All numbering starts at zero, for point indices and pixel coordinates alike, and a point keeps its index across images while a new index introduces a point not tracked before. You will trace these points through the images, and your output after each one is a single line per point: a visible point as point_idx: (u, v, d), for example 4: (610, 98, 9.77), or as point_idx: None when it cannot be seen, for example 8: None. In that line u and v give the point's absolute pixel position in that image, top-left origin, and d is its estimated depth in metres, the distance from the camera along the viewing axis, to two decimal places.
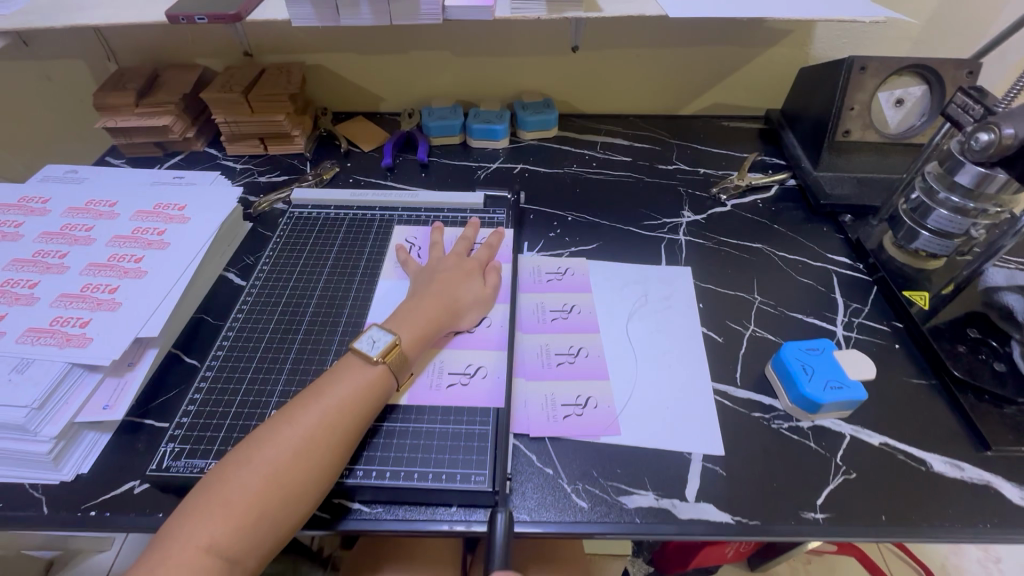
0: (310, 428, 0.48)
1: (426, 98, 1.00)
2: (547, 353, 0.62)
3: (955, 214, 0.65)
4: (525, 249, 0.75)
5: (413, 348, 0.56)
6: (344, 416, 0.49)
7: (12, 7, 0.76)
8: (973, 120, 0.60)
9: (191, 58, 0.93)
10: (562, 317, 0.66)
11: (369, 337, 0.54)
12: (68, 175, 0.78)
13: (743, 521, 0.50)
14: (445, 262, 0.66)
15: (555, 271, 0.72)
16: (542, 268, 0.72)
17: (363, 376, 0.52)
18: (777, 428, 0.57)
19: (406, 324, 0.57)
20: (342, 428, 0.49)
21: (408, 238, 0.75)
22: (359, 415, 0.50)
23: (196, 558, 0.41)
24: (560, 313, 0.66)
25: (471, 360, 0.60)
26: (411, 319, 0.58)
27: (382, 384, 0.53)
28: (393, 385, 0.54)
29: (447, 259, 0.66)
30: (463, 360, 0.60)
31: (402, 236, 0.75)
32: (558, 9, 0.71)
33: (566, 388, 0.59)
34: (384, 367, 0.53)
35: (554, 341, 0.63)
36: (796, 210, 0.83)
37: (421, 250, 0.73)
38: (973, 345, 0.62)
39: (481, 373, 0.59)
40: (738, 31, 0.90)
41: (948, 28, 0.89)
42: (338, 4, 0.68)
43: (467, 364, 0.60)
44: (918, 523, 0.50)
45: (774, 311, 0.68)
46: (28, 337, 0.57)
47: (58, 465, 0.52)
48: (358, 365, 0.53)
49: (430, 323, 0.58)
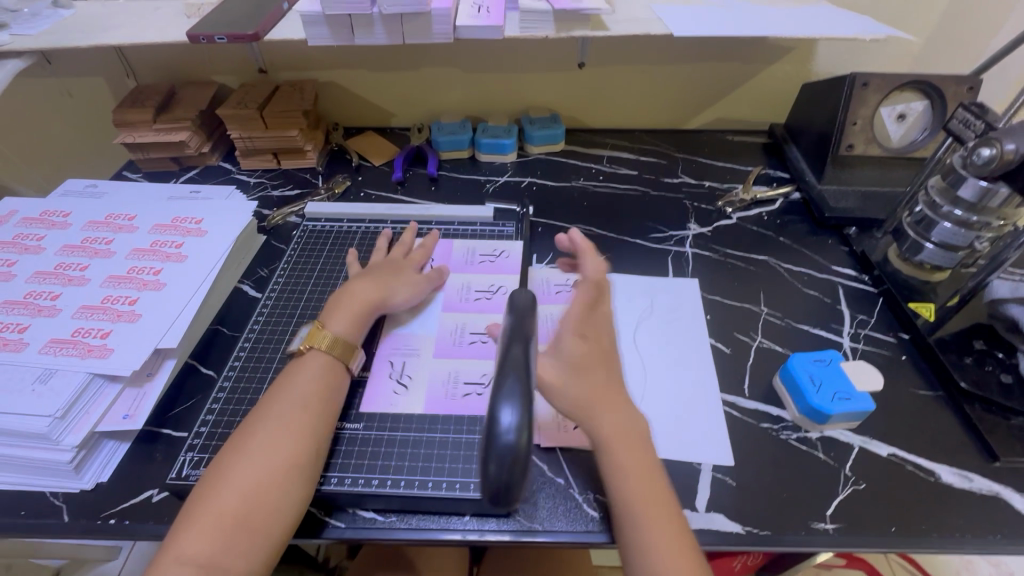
0: (272, 431, 0.49)
1: (436, 113, 1.02)
2: None
3: (959, 228, 0.66)
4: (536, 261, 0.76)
5: (350, 334, 0.59)
6: (305, 416, 0.51)
7: (38, 28, 0.78)
8: (974, 135, 0.61)
9: (208, 75, 0.96)
10: None
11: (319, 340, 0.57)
12: (88, 189, 0.80)
13: (753, 531, 0.50)
14: (387, 258, 0.69)
15: (563, 284, 0.72)
16: (552, 280, 0.73)
17: (314, 376, 0.54)
18: (785, 438, 0.57)
19: (341, 313, 0.60)
20: (305, 428, 0.50)
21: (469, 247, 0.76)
22: (320, 413, 0.52)
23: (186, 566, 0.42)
24: None
25: (483, 371, 0.61)
26: (340, 308, 0.61)
27: (330, 377, 0.55)
28: (343, 371, 0.56)
29: (392, 257, 0.70)
30: (478, 370, 0.61)
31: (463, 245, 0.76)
32: (566, 29, 0.73)
33: None
34: (326, 359, 0.56)
35: None
36: (801, 222, 0.84)
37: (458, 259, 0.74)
38: (979, 356, 0.63)
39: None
40: (742, 48, 0.92)
41: (949, 45, 0.91)
42: (353, 24, 0.70)
43: (483, 375, 0.60)
44: (929, 534, 0.50)
45: (781, 322, 0.69)
46: (51, 348, 0.58)
47: (79, 473, 0.53)
48: (304, 364, 0.55)
49: (361, 309, 0.61)
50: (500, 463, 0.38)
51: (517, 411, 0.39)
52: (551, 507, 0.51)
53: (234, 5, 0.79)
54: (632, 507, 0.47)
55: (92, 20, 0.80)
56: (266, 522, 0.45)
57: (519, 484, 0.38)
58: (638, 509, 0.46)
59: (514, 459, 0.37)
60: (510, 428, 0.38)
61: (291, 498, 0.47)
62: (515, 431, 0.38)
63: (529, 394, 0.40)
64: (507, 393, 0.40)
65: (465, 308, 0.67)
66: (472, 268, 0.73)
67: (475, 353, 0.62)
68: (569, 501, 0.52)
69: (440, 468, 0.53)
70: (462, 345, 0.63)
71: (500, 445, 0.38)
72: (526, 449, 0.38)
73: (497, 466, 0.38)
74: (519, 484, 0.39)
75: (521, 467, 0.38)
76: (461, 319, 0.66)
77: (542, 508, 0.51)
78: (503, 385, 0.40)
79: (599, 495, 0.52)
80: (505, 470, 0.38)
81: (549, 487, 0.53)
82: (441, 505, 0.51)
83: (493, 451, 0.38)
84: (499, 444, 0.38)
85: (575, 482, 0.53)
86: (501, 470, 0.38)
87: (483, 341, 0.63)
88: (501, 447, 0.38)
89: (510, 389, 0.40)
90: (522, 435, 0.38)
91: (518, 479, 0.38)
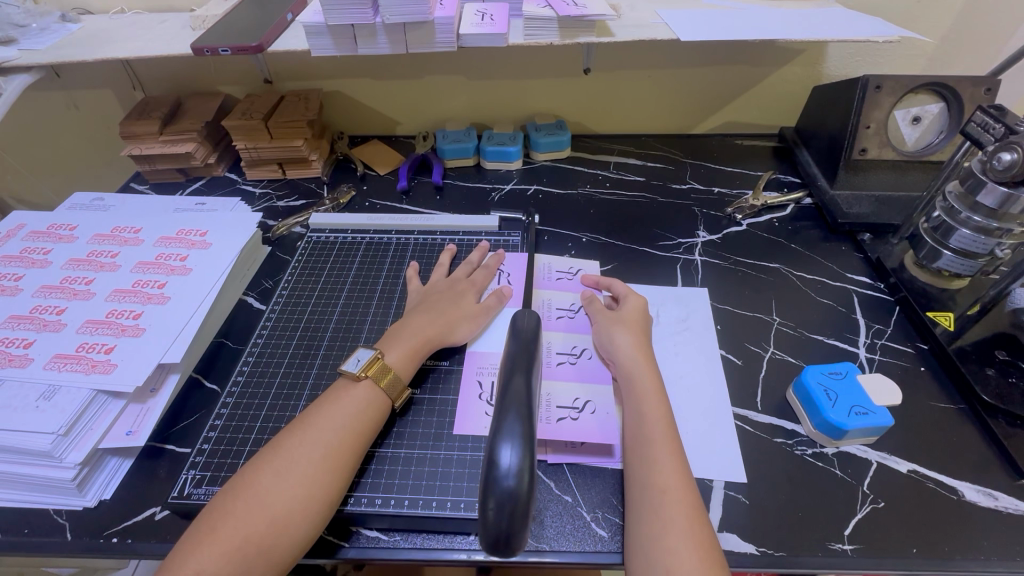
0: (298, 449, 0.48)
1: (441, 121, 1.02)
2: (548, 352, 0.63)
3: (978, 234, 0.64)
4: (541, 250, 0.78)
5: (403, 364, 0.57)
6: (335, 436, 0.50)
7: (45, 43, 0.79)
8: (994, 139, 0.59)
9: (213, 86, 0.96)
10: (568, 315, 0.68)
11: (355, 358, 0.56)
12: (95, 202, 0.80)
13: (768, 552, 0.48)
14: (441, 284, 0.68)
15: (563, 270, 0.75)
16: (554, 266, 0.75)
17: (352, 396, 0.53)
18: (800, 454, 0.56)
19: (397, 344, 0.58)
20: (333, 449, 0.49)
21: (562, 267, 0.75)
22: (351, 435, 0.50)
23: None
24: (566, 312, 0.68)
25: (578, 394, 0.59)
26: (399, 338, 0.59)
27: (373, 402, 0.53)
28: (387, 400, 0.55)
29: (442, 282, 0.68)
30: (569, 393, 0.59)
31: (555, 264, 0.76)
32: (571, 35, 0.72)
33: (564, 390, 0.59)
34: (370, 383, 0.54)
35: (557, 341, 0.65)
36: (814, 229, 0.82)
37: (511, 277, 0.72)
38: (1002, 368, 0.60)
39: (590, 408, 0.57)
40: (750, 52, 0.90)
41: (964, 46, 0.89)
42: (356, 34, 0.69)
43: (575, 398, 0.58)
44: (951, 556, 0.48)
45: (794, 333, 0.67)
46: (55, 364, 0.58)
47: (82, 490, 0.52)
48: (346, 386, 0.54)
49: (418, 341, 0.59)
50: (500, 509, 0.38)
51: (517, 452, 0.40)
52: (558, 527, 0.50)
53: (237, 17, 0.79)
54: (653, 504, 0.46)
55: (98, 34, 0.81)
56: (279, 544, 0.44)
57: (520, 530, 0.39)
58: (656, 510, 0.46)
59: (516, 504, 0.38)
60: (510, 471, 0.39)
61: (308, 520, 0.45)
62: (515, 474, 0.39)
63: (528, 437, 0.41)
64: (507, 431, 0.41)
65: (551, 327, 0.66)
66: (553, 287, 0.72)
67: (565, 375, 0.61)
68: (577, 520, 0.50)
69: (445, 486, 0.52)
70: (551, 365, 0.62)
71: (501, 489, 0.39)
72: (526, 493, 0.39)
73: (499, 511, 0.39)
74: (521, 531, 0.39)
75: (522, 514, 0.39)
76: (549, 338, 0.65)
77: (549, 528, 0.50)
78: (503, 426, 0.42)
79: (608, 514, 0.51)
80: (506, 515, 0.38)
81: (557, 505, 0.51)
82: (445, 525, 0.50)
83: (493, 494, 0.39)
84: (500, 488, 0.39)
85: (583, 500, 0.52)
86: (501, 514, 0.38)
87: (570, 363, 0.62)
88: (502, 491, 0.39)
89: (511, 428, 0.41)
90: (522, 479, 0.39)
91: (520, 524, 0.39)
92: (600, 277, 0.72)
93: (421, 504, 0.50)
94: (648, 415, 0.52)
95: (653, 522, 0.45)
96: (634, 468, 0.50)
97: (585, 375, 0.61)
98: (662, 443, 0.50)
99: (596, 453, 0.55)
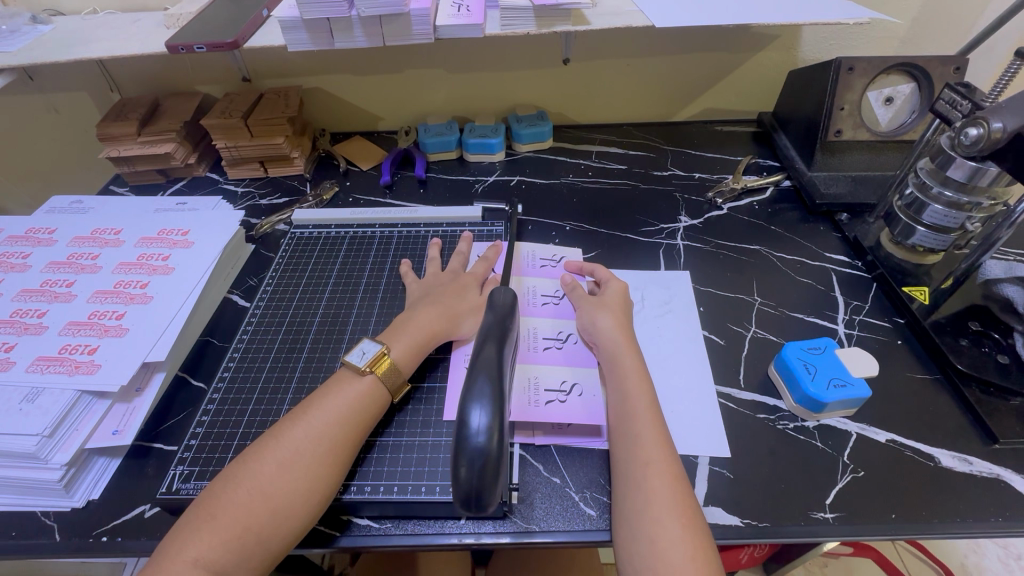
0: (298, 440, 0.48)
1: (423, 115, 1.02)
2: (535, 337, 0.64)
3: (950, 209, 0.65)
4: (523, 240, 0.79)
5: (406, 358, 0.57)
6: (335, 428, 0.50)
7: (16, 44, 0.78)
8: (962, 116, 0.60)
9: (191, 86, 0.95)
10: (553, 302, 0.68)
11: (358, 350, 0.56)
12: (73, 205, 0.79)
13: (753, 524, 0.50)
14: (441, 278, 0.67)
15: (547, 258, 0.75)
16: (537, 254, 0.75)
17: (351, 388, 0.53)
18: (782, 428, 0.57)
19: (401, 337, 0.58)
20: (331, 441, 0.49)
21: (543, 255, 0.75)
22: (351, 427, 0.51)
23: (185, 572, 0.41)
24: (551, 298, 0.69)
25: (565, 378, 0.59)
26: (406, 332, 0.59)
27: (373, 396, 0.53)
28: (387, 395, 0.55)
29: (442, 276, 0.67)
30: (557, 376, 0.59)
31: (537, 252, 0.76)
32: (548, 24, 0.72)
33: (551, 374, 0.59)
34: (373, 378, 0.54)
35: (543, 326, 0.65)
36: (793, 210, 0.83)
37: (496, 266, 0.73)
38: (975, 338, 0.62)
39: (578, 390, 0.58)
40: (725, 38, 0.91)
41: (934, 26, 0.90)
42: (332, 27, 0.69)
43: (562, 381, 0.59)
44: (930, 520, 0.49)
45: (775, 312, 0.69)
46: (37, 366, 0.58)
47: (69, 491, 0.52)
48: (348, 377, 0.54)
49: (426, 337, 0.59)
50: (471, 465, 0.40)
51: (487, 413, 0.42)
52: (547, 508, 0.51)
53: (212, 15, 0.78)
54: (635, 478, 0.47)
55: (71, 35, 0.80)
56: (275, 534, 0.44)
57: (490, 485, 0.40)
58: (640, 479, 0.47)
59: (486, 460, 0.40)
60: (480, 430, 0.41)
61: (305, 512, 0.46)
62: (485, 433, 0.41)
63: (497, 398, 0.43)
64: (477, 394, 0.43)
65: (535, 313, 0.67)
66: (539, 276, 0.72)
67: (552, 360, 0.61)
68: (566, 500, 0.51)
69: (434, 472, 0.52)
70: (537, 350, 0.62)
71: (471, 447, 0.40)
72: (496, 451, 0.41)
73: (470, 468, 0.40)
74: (491, 488, 0.40)
75: (492, 471, 0.40)
76: (535, 324, 0.65)
77: (538, 509, 0.51)
78: (474, 390, 0.44)
79: (596, 493, 0.52)
80: (476, 471, 0.40)
81: (546, 487, 0.52)
82: (436, 510, 0.51)
83: (464, 453, 0.40)
84: (470, 446, 0.41)
85: (571, 481, 0.53)
86: (473, 471, 0.40)
87: (556, 348, 0.63)
88: (473, 449, 0.40)
89: (481, 391, 0.43)
90: (492, 436, 0.41)
91: (490, 481, 0.40)
92: (583, 263, 0.73)
93: (410, 490, 0.51)
94: (629, 389, 0.54)
95: (635, 495, 0.47)
96: (619, 447, 0.50)
97: (572, 358, 0.62)
98: (646, 419, 0.51)
99: (583, 434, 0.56)
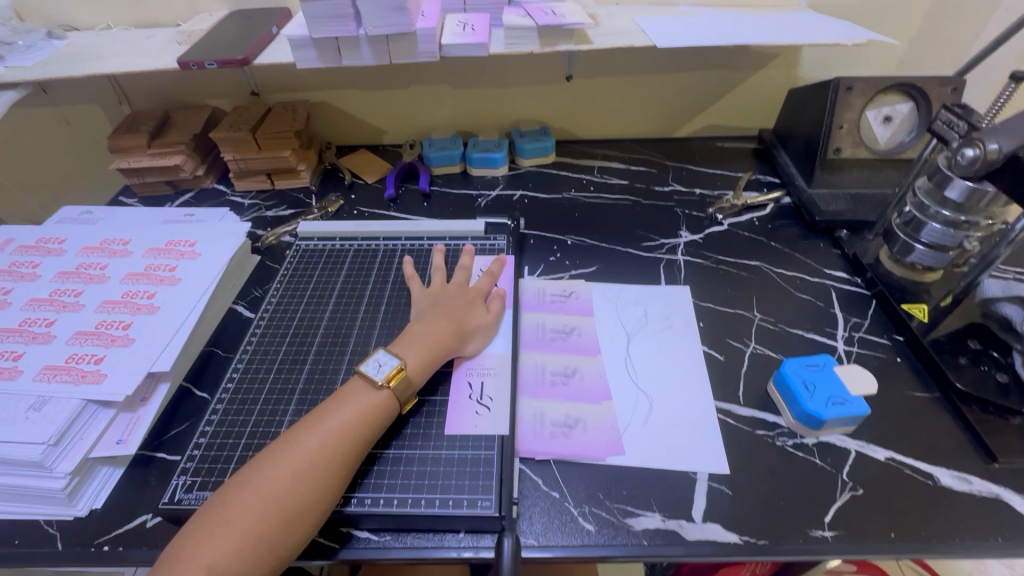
0: (310, 449, 0.49)
1: (427, 130, 1.03)
2: (543, 372, 0.64)
3: (948, 228, 0.66)
4: (525, 274, 0.77)
5: (418, 369, 0.58)
6: (346, 438, 0.50)
7: (33, 59, 0.80)
8: (958, 136, 0.61)
9: (202, 99, 0.97)
10: (562, 337, 0.68)
11: (375, 362, 0.57)
12: (84, 216, 0.80)
13: (751, 541, 0.50)
14: (444, 290, 0.68)
15: (559, 292, 0.74)
16: (547, 289, 0.74)
17: (363, 398, 0.54)
18: (781, 445, 0.57)
19: (406, 350, 0.59)
20: (343, 451, 0.50)
21: (549, 288, 0.74)
22: (361, 437, 0.51)
23: None
24: (560, 334, 0.68)
25: (569, 412, 0.60)
26: (409, 345, 0.60)
27: (383, 408, 0.54)
28: (397, 407, 0.55)
29: (445, 289, 0.68)
30: (561, 412, 0.59)
31: (538, 285, 0.75)
32: (551, 44, 0.74)
33: (555, 408, 0.60)
34: (388, 393, 0.55)
35: (550, 360, 0.65)
36: (793, 227, 0.84)
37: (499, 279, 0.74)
38: (974, 356, 0.62)
39: (581, 425, 0.58)
40: (726, 57, 0.93)
41: (932, 47, 0.92)
42: (340, 46, 0.70)
43: (566, 416, 0.59)
44: (929, 539, 0.49)
45: (775, 328, 0.69)
46: (45, 375, 0.58)
47: (72, 500, 0.53)
48: (363, 389, 0.54)
49: (429, 349, 0.60)
50: None
51: None
52: (546, 522, 0.51)
53: (223, 32, 0.80)
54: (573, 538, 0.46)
55: (85, 50, 0.82)
56: (284, 541, 0.45)
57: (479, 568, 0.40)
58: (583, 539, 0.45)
59: None
60: None
61: (313, 520, 0.47)
62: None
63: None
64: None
65: (542, 349, 0.66)
66: (544, 308, 0.71)
67: (557, 395, 0.61)
68: (564, 515, 0.51)
69: (433, 484, 0.53)
70: (543, 385, 0.62)
71: None
72: None
73: None
74: None
75: None
76: (540, 359, 0.65)
77: (536, 524, 0.51)
78: None
79: (594, 508, 0.52)
80: None
81: (545, 502, 0.52)
82: (434, 523, 0.51)
83: None
84: None
85: (570, 496, 0.53)
86: None
87: (563, 382, 0.62)
88: None
89: None
90: None
91: None
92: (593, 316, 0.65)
93: (409, 503, 0.51)
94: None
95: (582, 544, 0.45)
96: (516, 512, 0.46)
97: (577, 395, 0.61)
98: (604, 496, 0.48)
99: (589, 447, 0.56)
